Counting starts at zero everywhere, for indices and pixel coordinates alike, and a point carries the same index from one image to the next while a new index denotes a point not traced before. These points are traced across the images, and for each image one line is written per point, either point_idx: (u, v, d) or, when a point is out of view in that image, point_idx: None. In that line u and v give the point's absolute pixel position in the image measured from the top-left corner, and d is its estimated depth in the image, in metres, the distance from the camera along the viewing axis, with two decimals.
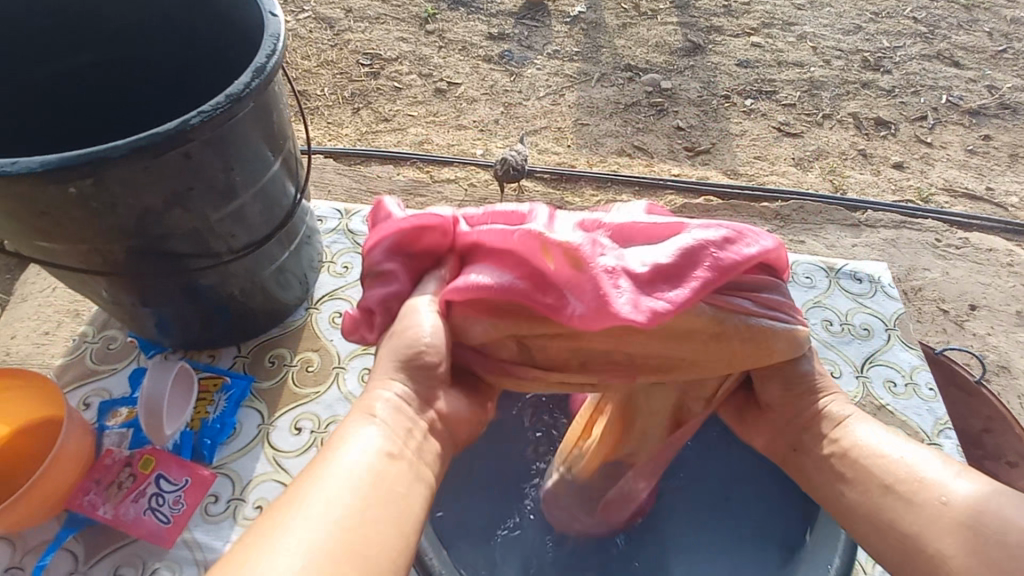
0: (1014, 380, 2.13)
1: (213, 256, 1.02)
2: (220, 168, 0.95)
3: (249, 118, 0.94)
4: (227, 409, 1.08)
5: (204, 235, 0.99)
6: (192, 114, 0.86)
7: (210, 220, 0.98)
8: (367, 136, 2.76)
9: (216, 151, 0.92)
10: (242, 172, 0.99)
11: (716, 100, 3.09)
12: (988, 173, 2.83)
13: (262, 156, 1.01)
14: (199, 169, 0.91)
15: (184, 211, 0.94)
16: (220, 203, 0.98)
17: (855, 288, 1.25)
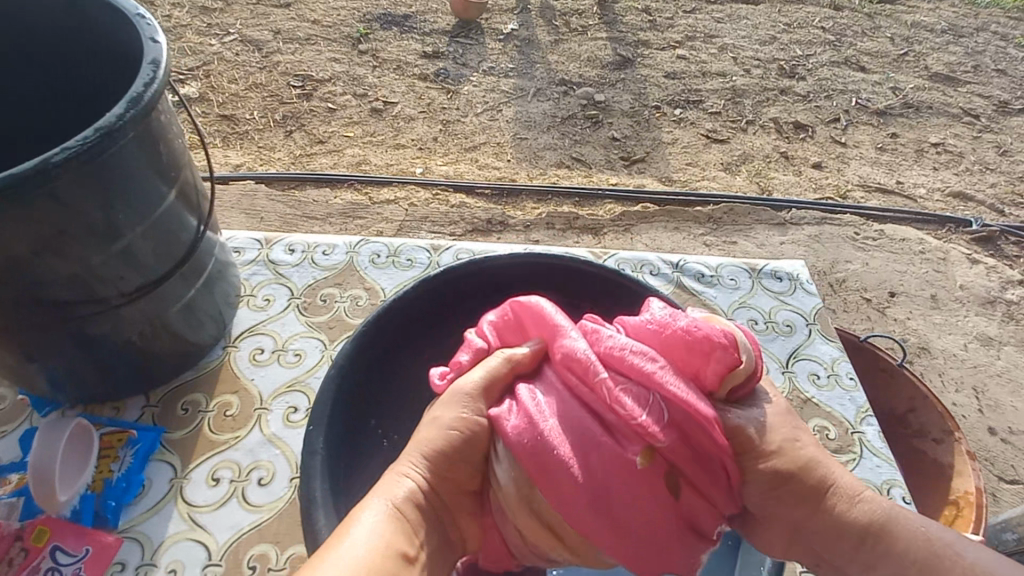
0: (934, 360, 2.28)
1: (101, 301, 0.95)
2: (97, 206, 0.88)
3: (125, 150, 0.89)
4: (133, 465, 1.00)
5: (88, 281, 0.92)
6: (56, 151, 0.80)
7: (92, 264, 0.91)
8: (300, 159, 2.67)
9: (91, 187, 0.86)
10: (125, 210, 0.92)
11: (648, 110, 3.21)
12: (897, 169, 3.06)
13: (148, 190, 0.95)
14: (70, 208, 0.84)
15: (59, 256, 0.87)
16: (102, 244, 0.91)
17: (776, 286, 1.28)
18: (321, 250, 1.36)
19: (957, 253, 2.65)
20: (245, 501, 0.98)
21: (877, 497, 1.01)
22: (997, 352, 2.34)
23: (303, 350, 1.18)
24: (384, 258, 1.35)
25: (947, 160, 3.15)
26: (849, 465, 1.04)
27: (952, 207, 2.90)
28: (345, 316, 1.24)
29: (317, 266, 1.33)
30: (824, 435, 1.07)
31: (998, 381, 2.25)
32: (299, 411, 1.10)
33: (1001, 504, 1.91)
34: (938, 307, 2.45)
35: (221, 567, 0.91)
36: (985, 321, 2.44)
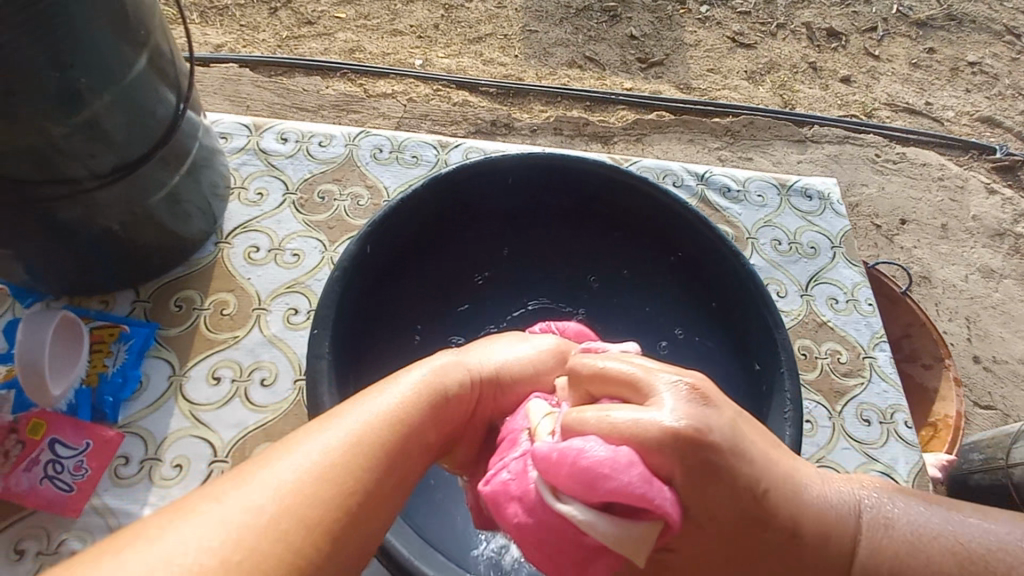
0: (933, 289, 2.28)
1: (70, 182, 0.86)
2: (56, 65, 0.76)
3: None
4: (129, 361, 0.97)
5: (52, 155, 0.82)
6: None
7: (55, 136, 0.81)
8: (287, 42, 2.41)
9: (45, 42, 0.73)
10: (88, 74, 0.80)
11: (671, 6, 2.90)
12: (929, 87, 2.86)
13: (115, 52, 0.83)
14: (22, 64, 0.73)
15: (14, 121, 0.76)
16: (65, 113, 0.80)
17: (804, 206, 1.20)
18: (317, 140, 1.24)
19: (976, 182, 2.56)
20: (248, 401, 0.97)
21: (881, 420, 1.00)
22: (996, 284, 2.34)
23: (302, 251, 1.11)
24: (386, 154, 1.24)
25: (982, 81, 2.95)
26: (857, 390, 1.03)
27: (979, 133, 2.75)
28: (345, 216, 1.16)
29: (314, 158, 1.22)
30: (835, 359, 1.05)
31: (992, 313, 2.27)
32: (301, 312, 1.06)
33: (974, 428, 2.00)
34: (947, 237, 2.40)
35: (228, 463, 0.92)
36: (991, 253, 2.41)
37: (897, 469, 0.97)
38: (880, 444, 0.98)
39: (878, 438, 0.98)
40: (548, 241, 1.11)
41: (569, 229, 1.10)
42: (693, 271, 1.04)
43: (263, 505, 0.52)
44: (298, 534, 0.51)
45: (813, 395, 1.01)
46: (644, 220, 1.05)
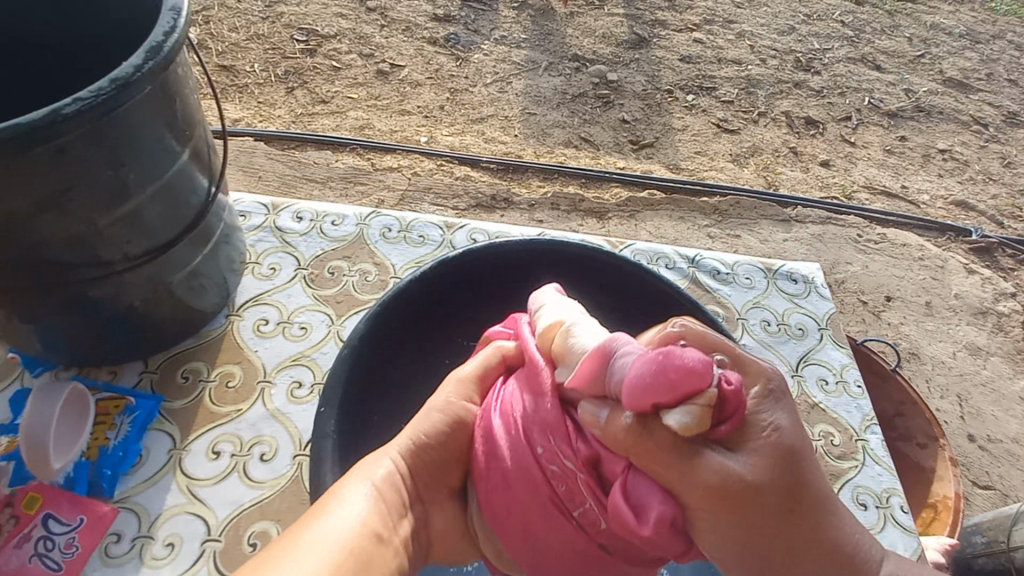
0: (923, 366, 2.32)
1: (104, 264, 0.91)
2: (106, 163, 0.83)
3: (140, 105, 0.84)
4: (130, 434, 0.97)
5: (92, 242, 0.88)
6: (66, 101, 0.76)
7: (98, 225, 0.87)
8: (302, 118, 2.58)
9: (100, 143, 0.81)
10: (135, 169, 0.87)
11: (660, 94, 3.13)
12: (903, 173, 3.05)
13: (162, 149, 0.90)
14: (77, 163, 0.80)
15: (64, 214, 0.83)
16: (109, 204, 0.86)
17: (791, 289, 1.24)
18: (330, 219, 1.31)
19: (955, 262, 2.67)
20: (247, 477, 0.96)
21: (878, 504, 0.99)
22: (985, 362, 2.38)
23: (309, 324, 1.15)
24: (395, 233, 1.31)
25: (952, 168, 3.15)
26: (852, 472, 1.02)
27: (954, 216, 2.90)
28: (353, 291, 1.20)
29: (326, 236, 1.28)
30: (829, 442, 1.05)
31: (983, 390, 2.29)
32: (305, 386, 1.07)
33: (976, 510, 1.96)
34: (932, 315, 2.47)
35: (221, 542, 0.90)
36: (976, 331, 2.47)
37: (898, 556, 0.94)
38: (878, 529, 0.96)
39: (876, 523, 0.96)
40: None
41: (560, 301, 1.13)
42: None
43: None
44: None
45: None
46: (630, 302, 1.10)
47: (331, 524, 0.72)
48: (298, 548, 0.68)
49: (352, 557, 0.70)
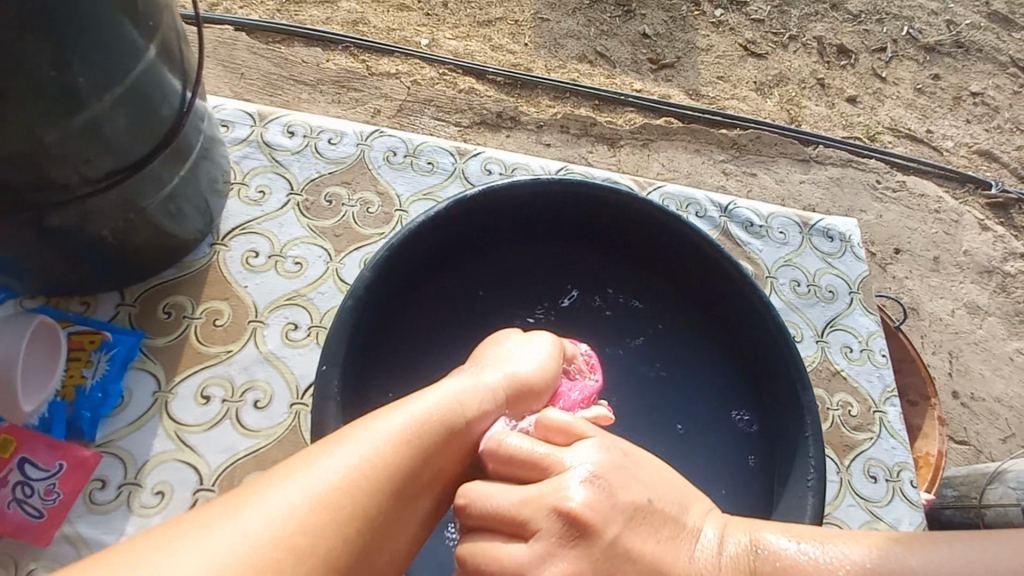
0: (919, 321, 2.32)
1: (60, 189, 0.78)
2: (50, 62, 0.68)
3: None
4: (110, 373, 0.89)
5: (42, 160, 0.74)
6: None
7: (47, 140, 0.73)
8: (287, 6, 2.27)
9: (37, 35, 0.66)
10: (87, 71, 0.72)
11: (686, 6, 2.83)
12: (931, 115, 2.87)
13: (118, 47, 0.75)
14: (12, 61, 0.65)
15: (3, 125, 0.69)
16: (59, 115, 0.72)
17: (826, 247, 1.15)
18: (326, 137, 1.16)
19: (970, 217, 2.59)
20: (240, 424, 0.91)
21: (888, 478, 0.96)
22: (980, 320, 2.39)
23: (304, 259, 1.05)
24: (400, 157, 1.17)
25: (982, 113, 2.97)
26: (866, 444, 0.99)
27: (975, 166, 2.78)
28: (353, 224, 1.09)
29: (323, 156, 1.14)
30: (846, 412, 1.01)
31: (974, 348, 2.31)
32: (301, 328, 0.99)
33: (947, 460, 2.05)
34: (938, 270, 2.43)
35: (214, 492, 0.86)
36: (978, 289, 2.45)
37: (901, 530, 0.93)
38: (884, 503, 0.94)
39: (883, 497, 0.94)
40: (566, 262, 1.04)
41: (580, 239, 1.05)
42: (707, 310, 1.01)
43: (251, 544, 0.53)
44: (327, 526, 0.56)
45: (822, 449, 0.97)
46: (669, 256, 1.01)
47: (355, 447, 0.63)
48: (303, 469, 0.60)
49: (360, 490, 0.60)
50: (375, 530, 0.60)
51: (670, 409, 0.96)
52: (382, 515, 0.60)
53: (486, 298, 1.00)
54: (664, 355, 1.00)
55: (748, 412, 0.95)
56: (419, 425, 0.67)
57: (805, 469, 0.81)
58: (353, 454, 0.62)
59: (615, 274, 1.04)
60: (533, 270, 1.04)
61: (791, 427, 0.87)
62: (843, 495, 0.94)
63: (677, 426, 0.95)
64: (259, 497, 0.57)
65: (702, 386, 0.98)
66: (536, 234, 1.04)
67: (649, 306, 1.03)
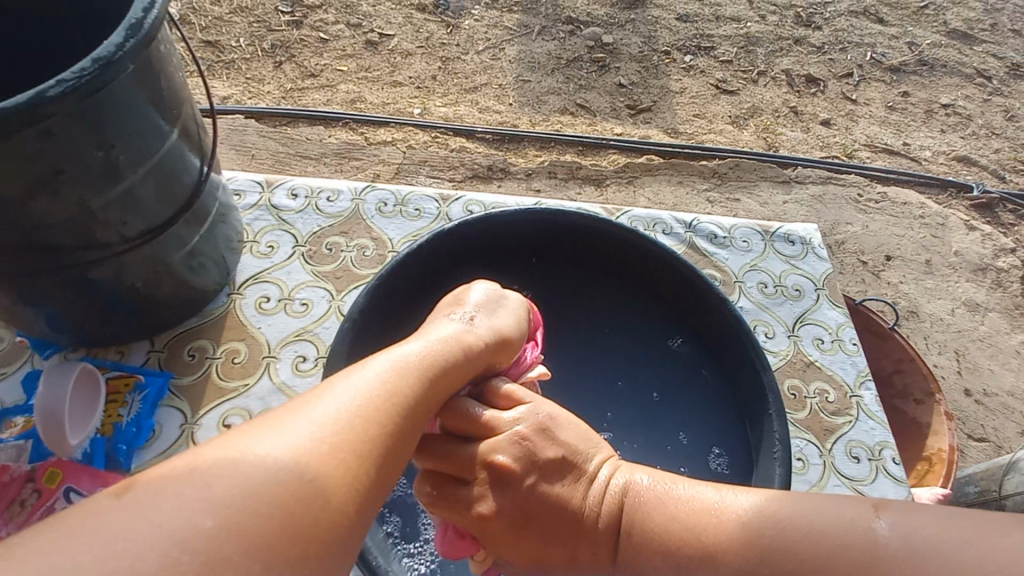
0: (920, 323, 2.34)
1: (102, 247, 0.92)
2: (97, 145, 0.83)
3: (127, 85, 0.83)
4: (142, 411, 1.00)
5: (88, 224, 0.88)
6: (50, 81, 0.74)
7: (93, 207, 0.87)
8: (292, 94, 2.53)
9: (88, 125, 0.81)
10: (126, 150, 0.87)
11: (657, 56, 3.06)
12: (905, 129, 3.00)
13: (150, 129, 0.90)
14: (67, 146, 0.80)
15: (58, 196, 0.83)
16: (103, 186, 0.87)
17: (788, 250, 1.25)
18: (325, 196, 1.31)
19: (956, 219, 2.66)
20: None
21: (871, 457, 1.02)
22: (982, 317, 2.40)
23: (310, 300, 1.16)
24: (391, 207, 1.31)
25: (955, 123, 3.10)
26: (846, 427, 1.05)
27: (955, 172, 2.87)
28: (351, 266, 1.21)
29: (322, 213, 1.28)
30: (823, 398, 1.08)
31: (979, 345, 2.32)
32: (309, 360, 1.09)
33: (968, 460, 2.02)
34: (931, 272, 2.48)
35: None
36: (974, 287, 2.48)
37: None
38: (869, 481, 0.99)
39: (868, 475, 1.00)
40: (539, 271, 1.15)
41: (551, 251, 1.15)
42: (670, 303, 1.11)
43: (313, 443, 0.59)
44: (369, 425, 0.64)
45: (802, 433, 1.03)
46: (630, 258, 1.12)
47: (379, 365, 0.72)
48: (339, 385, 0.68)
49: (390, 399, 0.68)
50: (406, 436, 0.68)
51: (643, 378, 1.05)
52: (410, 426, 0.69)
53: None
54: (636, 340, 1.09)
55: (710, 381, 1.05)
56: (430, 355, 0.77)
57: (772, 442, 0.90)
58: (380, 370, 0.71)
59: (585, 278, 1.15)
60: (508, 279, 1.14)
61: (757, 403, 0.96)
62: (828, 476, 1.00)
63: (654, 395, 1.03)
64: (309, 409, 0.63)
65: (669, 363, 1.07)
66: (510, 250, 1.14)
67: (621, 305, 1.12)
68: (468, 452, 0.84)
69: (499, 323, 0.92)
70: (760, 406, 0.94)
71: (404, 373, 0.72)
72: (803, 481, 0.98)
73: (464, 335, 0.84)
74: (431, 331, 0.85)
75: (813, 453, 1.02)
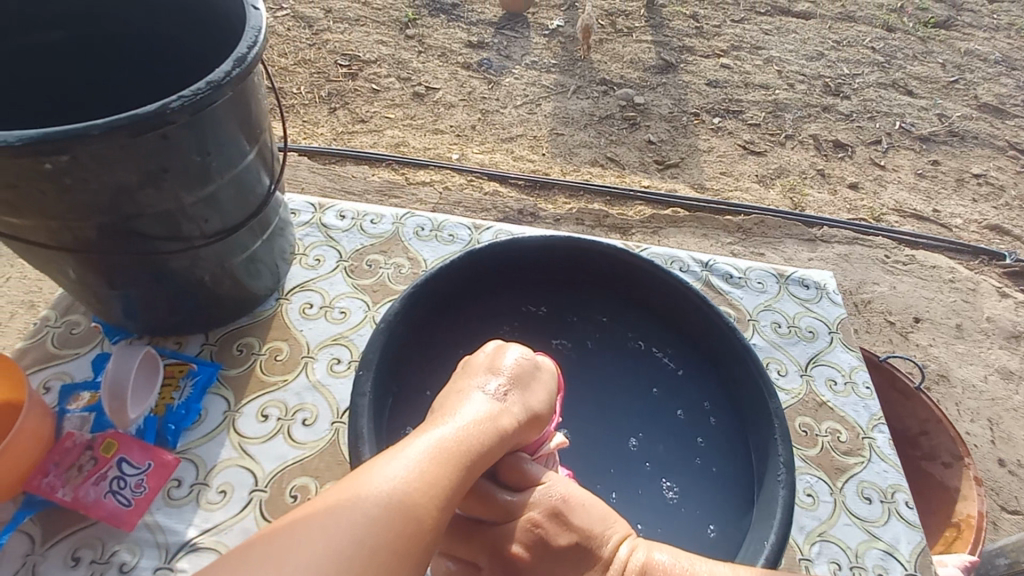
0: (952, 388, 2.27)
1: (184, 240, 1.04)
2: (197, 151, 0.97)
3: (228, 105, 0.97)
4: (193, 395, 1.09)
5: (177, 217, 1.01)
6: (172, 97, 0.88)
7: (184, 203, 1.00)
8: (343, 136, 2.76)
9: (193, 134, 0.94)
10: (218, 158, 1.01)
11: (686, 117, 3.22)
12: (935, 196, 3.02)
13: (238, 144, 1.04)
14: (175, 149, 0.93)
15: (159, 191, 0.96)
16: (195, 186, 1.00)
17: (802, 294, 1.33)
18: (369, 218, 1.43)
19: (987, 285, 2.62)
20: (290, 438, 1.07)
21: (882, 499, 1.06)
22: (1018, 386, 2.32)
23: (348, 309, 1.26)
24: (427, 232, 1.42)
25: (987, 192, 3.10)
26: (858, 468, 1.10)
27: (987, 240, 2.86)
28: (388, 282, 1.31)
29: (366, 233, 1.40)
30: (835, 437, 1.13)
31: (1015, 415, 2.24)
32: (343, 362, 1.17)
33: (1004, 536, 1.92)
34: (962, 337, 2.43)
35: (266, 493, 1.01)
36: (1009, 355, 2.42)
37: (900, 548, 1.02)
38: (881, 522, 1.03)
39: (879, 517, 1.04)
40: (555, 292, 1.24)
41: (570, 274, 1.23)
42: (679, 330, 1.17)
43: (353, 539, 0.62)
44: (406, 519, 0.66)
45: (813, 470, 1.08)
46: (645, 287, 1.18)
47: (415, 450, 0.74)
48: (377, 472, 0.71)
49: (427, 487, 0.71)
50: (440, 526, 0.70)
51: (642, 377, 1.16)
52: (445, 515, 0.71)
53: (484, 322, 1.19)
54: (644, 362, 1.17)
55: (712, 406, 1.11)
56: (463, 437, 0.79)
57: (776, 464, 0.94)
58: (415, 456, 0.74)
59: (598, 302, 1.23)
60: (526, 298, 1.23)
61: (763, 429, 1.00)
62: (839, 514, 1.04)
63: (678, 411, 1.11)
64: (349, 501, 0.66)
65: (671, 385, 1.14)
66: (531, 271, 1.22)
67: (631, 329, 1.20)
68: (483, 539, 0.86)
69: (531, 400, 0.92)
70: (767, 432, 0.98)
71: (439, 458, 0.74)
72: (813, 518, 1.03)
73: (495, 412, 0.85)
74: (464, 409, 0.85)
75: (823, 490, 1.06)
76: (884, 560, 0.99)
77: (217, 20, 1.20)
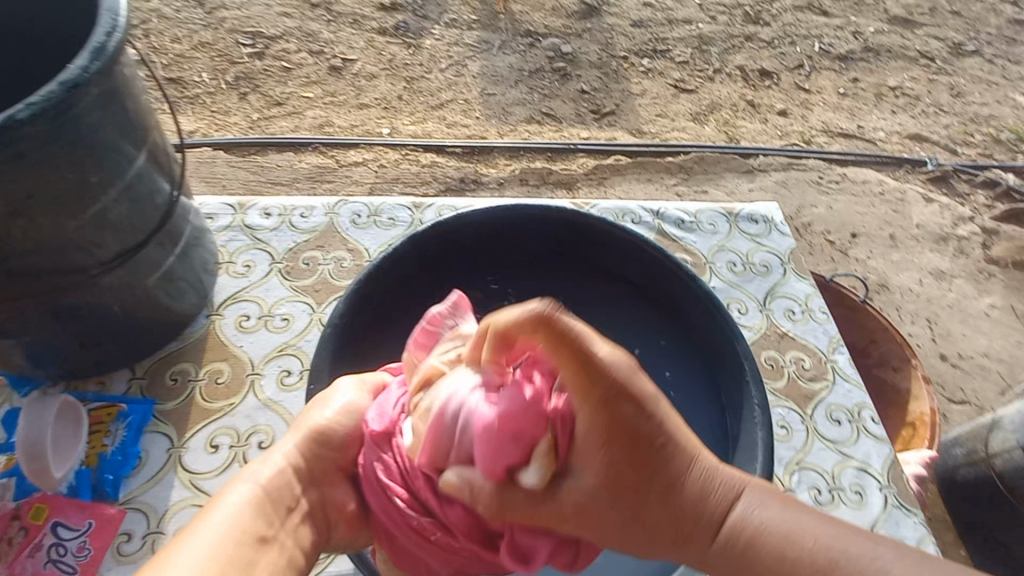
0: (891, 295, 2.41)
1: (78, 271, 0.92)
2: (70, 168, 0.84)
3: (95, 107, 0.85)
4: (128, 437, 0.99)
5: (64, 246, 0.89)
6: (19, 106, 0.76)
7: (69, 230, 0.88)
8: (259, 123, 2.54)
9: (60, 148, 0.82)
10: (99, 171, 0.88)
11: (616, 61, 3.15)
12: (858, 113, 3.12)
13: (120, 152, 0.91)
14: (40, 168, 0.80)
15: (33, 220, 0.83)
16: (77, 208, 0.87)
17: (753, 229, 1.33)
18: (298, 212, 1.32)
19: (914, 193, 2.76)
20: (247, 465, 0.99)
21: (850, 419, 1.10)
22: (948, 284, 2.49)
23: (291, 315, 1.17)
24: (364, 218, 1.32)
25: (904, 103, 3.23)
26: (825, 392, 1.13)
27: (909, 149, 2.99)
28: (330, 278, 1.22)
29: (297, 229, 1.29)
30: (800, 366, 1.16)
31: (949, 311, 2.41)
32: (293, 374, 1.10)
33: (951, 423, 2.09)
34: (896, 246, 2.57)
35: None
36: (938, 256, 2.58)
37: (872, 463, 1.07)
38: (851, 442, 1.08)
39: (849, 436, 1.08)
40: (506, 260, 1.18)
41: (521, 240, 1.17)
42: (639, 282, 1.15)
43: None
44: None
45: (784, 402, 1.11)
46: (598, 243, 1.15)
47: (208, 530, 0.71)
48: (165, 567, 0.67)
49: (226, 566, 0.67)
50: None
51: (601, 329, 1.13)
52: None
53: (439, 304, 1.12)
54: (608, 318, 1.14)
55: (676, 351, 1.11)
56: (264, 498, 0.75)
57: (751, 406, 0.95)
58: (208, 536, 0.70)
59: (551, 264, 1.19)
60: (477, 270, 1.17)
61: (734, 371, 1.01)
62: (812, 441, 1.08)
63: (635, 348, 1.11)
64: None
65: (637, 337, 1.12)
66: (480, 243, 1.16)
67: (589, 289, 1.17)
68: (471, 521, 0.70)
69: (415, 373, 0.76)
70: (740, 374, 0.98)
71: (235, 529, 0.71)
72: (789, 448, 1.06)
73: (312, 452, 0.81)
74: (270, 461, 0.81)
75: (795, 420, 1.09)
76: (858, 477, 1.04)
77: (71, 7, 1.03)
